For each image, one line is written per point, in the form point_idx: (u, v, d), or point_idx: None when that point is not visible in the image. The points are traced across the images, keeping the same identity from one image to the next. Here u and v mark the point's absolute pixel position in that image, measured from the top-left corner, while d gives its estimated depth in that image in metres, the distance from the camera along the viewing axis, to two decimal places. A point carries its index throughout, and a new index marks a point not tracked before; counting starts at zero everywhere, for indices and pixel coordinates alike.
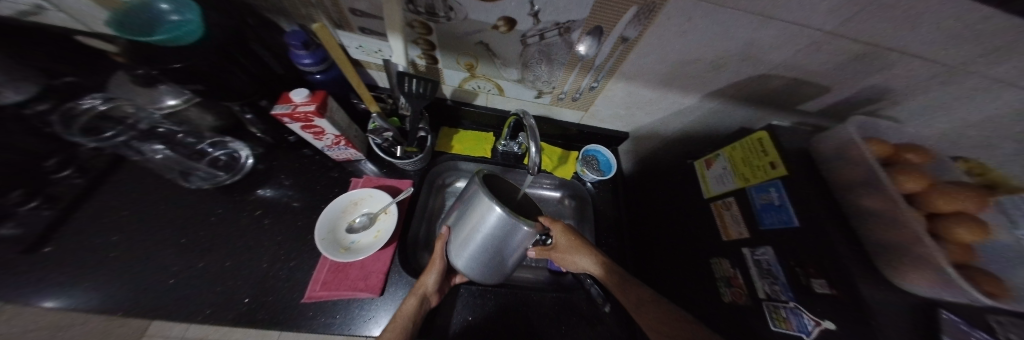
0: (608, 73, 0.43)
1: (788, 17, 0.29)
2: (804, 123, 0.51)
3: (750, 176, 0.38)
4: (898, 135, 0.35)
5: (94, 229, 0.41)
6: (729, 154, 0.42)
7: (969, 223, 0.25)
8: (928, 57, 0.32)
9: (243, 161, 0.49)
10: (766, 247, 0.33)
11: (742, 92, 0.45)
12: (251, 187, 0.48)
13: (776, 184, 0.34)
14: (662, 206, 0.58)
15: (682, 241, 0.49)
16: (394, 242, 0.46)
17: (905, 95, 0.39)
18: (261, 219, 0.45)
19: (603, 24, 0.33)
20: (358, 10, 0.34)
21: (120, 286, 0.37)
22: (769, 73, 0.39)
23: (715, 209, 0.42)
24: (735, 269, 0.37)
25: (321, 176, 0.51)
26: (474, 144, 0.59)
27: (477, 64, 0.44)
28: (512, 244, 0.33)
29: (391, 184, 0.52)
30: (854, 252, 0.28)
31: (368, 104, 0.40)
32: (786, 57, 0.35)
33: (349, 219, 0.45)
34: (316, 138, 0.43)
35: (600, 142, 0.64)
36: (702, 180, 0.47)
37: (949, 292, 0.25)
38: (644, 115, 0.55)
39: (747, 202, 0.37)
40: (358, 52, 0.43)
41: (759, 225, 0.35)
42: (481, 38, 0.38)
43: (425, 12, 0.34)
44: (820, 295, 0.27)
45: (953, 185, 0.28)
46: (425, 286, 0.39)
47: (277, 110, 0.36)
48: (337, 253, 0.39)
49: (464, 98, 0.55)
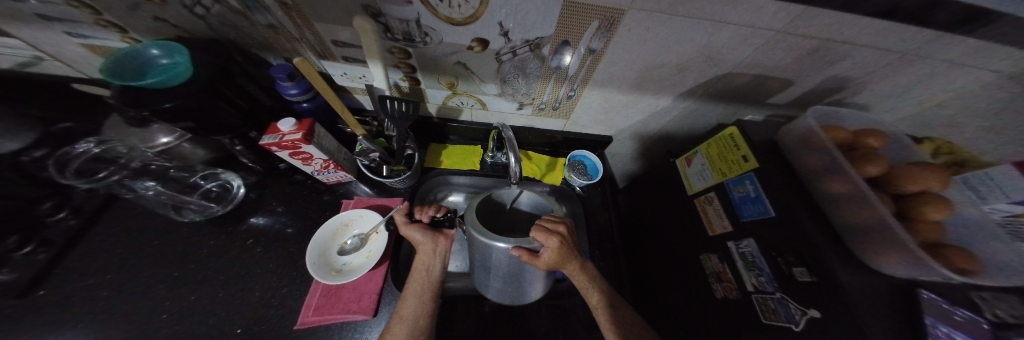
0: (581, 82, 0.45)
1: (736, 20, 0.31)
2: (778, 116, 0.53)
3: (726, 170, 0.39)
4: (860, 121, 0.36)
5: (81, 271, 0.41)
6: (705, 151, 0.44)
7: (932, 201, 0.26)
8: (874, 46, 0.34)
9: (235, 191, 0.50)
10: (749, 239, 0.34)
11: (713, 91, 0.46)
12: (243, 216, 0.49)
13: (750, 177, 0.35)
14: (648, 205, 0.60)
15: (671, 239, 0.50)
16: (387, 261, 0.46)
17: (866, 81, 0.41)
18: (253, 248, 0.45)
19: (569, 37, 0.36)
20: (340, 41, 0.36)
21: (113, 326, 0.36)
22: (732, 71, 0.41)
23: (699, 204, 0.43)
24: (723, 264, 0.37)
25: (312, 201, 0.52)
26: (462, 158, 0.61)
27: (457, 82, 0.46)
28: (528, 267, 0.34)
29: (381, 203, 0.53)
30: (829, 238, 0.29)
31: (353, 128, 0.41)
32: (743, 56, 0.37)
33: (340, 242, 0.45)
34: (305, 164, 0.44)
35: (586, 147, 0.65)
36: (685, 177, 0.48)
37: (923, 271, 0.25)
38: (623, 119, 0.57)
39: (726, 196, 0.38)
40: (343, 79, 0.45)
41: (740, 218, 0.36)
42: (458, 59, 0.40)
43: (403, 39, 0.36)
44: (802, 283, 0.27)
45: (913, 165, 0.29)
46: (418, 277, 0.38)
47: (265, 140, 0.37)
48: (328, 276, 0.39)
49: (450, 114, 0.57)
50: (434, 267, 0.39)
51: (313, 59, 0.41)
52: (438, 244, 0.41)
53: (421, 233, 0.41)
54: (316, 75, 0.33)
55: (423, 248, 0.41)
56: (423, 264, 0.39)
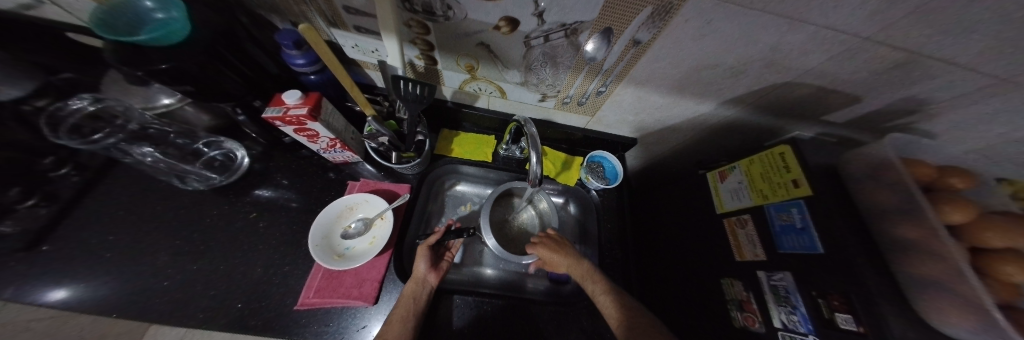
0: (616, 78, 0.40)
1: (820, 21, 0.26)
2: (829, 135, 0.46)
3: (769, 194, 0.35)
4: (938, 155, 0.31)
5: (89, 229, 0.41)
6: (745, 168, 0.40)
7: None
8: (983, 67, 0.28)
9: (239, 161, 0.48)
10: (785, 272, 0.31)
11: (764, 100, 0.41)
12: (247, 188, 0.47)
13: (798, 204, 0.31)
14: (665, 216, 0.57)
15: (688, 257, 0.47)
16: (390, 249, 0.45)
17: None
18: (256, 222, 0.44)
19: (613, 25, 0.31)
20: (352, 8, 0.32)
21: (119, 288, 0.37)
22: (794, 80, 0.36)
23: (728, 225, 0.40)
24: (749, 292, 0.35)
25: (317, 178, 0.50)
26: (474, 147, 0.57)
27: (477, 66, 0.42)
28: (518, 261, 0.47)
29: (388, 188, 0.50)
30: (886, 286, 0.25)
31: (362, 108, 0.38)
32: (814, 64, 0.32)
33: (343, 225, 0.44)
34: (311, 141, 0.42)
35: (606, 147, 0.61)
36: (715, 193, 0.44)
37: None
38: (654, 122, 0.52)
39: (765, 221, 0.35)
40: (354, 52, 0.41)
41: (778, 248, 0.32)
42: (482, 39, 0.36)
43: (422, 11, 0.31)
44: (844, 332, 0.24)
45: (997, 214, 0.24)
46: (405, 297, 0.38)
47: (269, 113, 0.35)
48: (330, 260, 0.38)
49: (466, 100, 0.53)
50: (422, 297, 0.38)
51: (322, 26, 0.37)
52: (431, 278, 0.40)
53: (424, 262, 0.41)
54: (321, 41, 0.28)
55: (416, 279, 0.39)
56: (412, 293, 0.38)
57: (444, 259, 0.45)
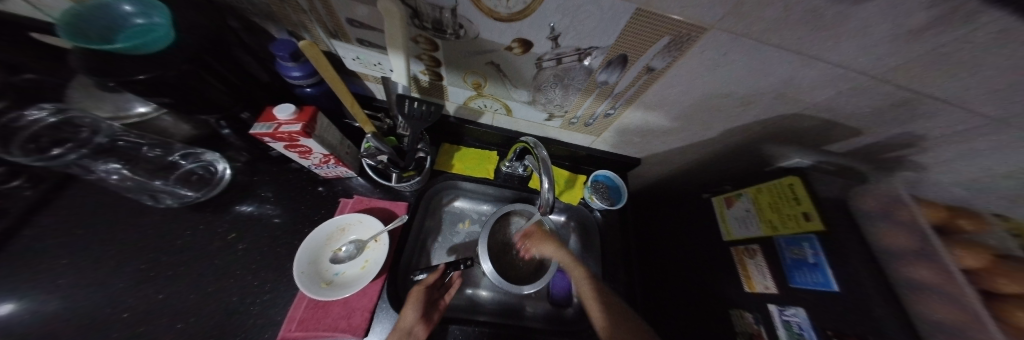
0: (626, 101, 0.40)
1: (835, 60, 0.26)
2: None
3: (778, 225, 0.35)
4: None
5: (39, 251, 0.36)
6: (754, 196, 0.40)
7: None
8: None
9: (221, 174, 0.45)
10: (798, 308, 0.30)
11: (770, 129, 0.41)
12: (227, 204, 0.43)
13: (810, 239, 0.31)
14: (670, 238, 0.57)
15: (698, 283, 0.46)
16: (384, 274, 0.42)
17: None
18: (235, 243, 0.40)
19: (629, 52, 0.30)
20: (356, 21, 0.30)
21: (66, 323, 0.32)
22: (801, 112, 0.36)
23: (736, 254, 0.40)
24: (757, 325, 0.34)
25: (307, 194, 0.46)
26: (476, 163, 0.55)
27: (485, 83, 0.41)
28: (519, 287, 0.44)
29: (383, 206, 0.47)
30: None
31: (361, 124, 0.35)
32: (823, 100, 0.32)
33: (334, 248, 0.40)
34: (302, 157, 0.39)
35: (610, 166, 0.60)
36: (722, 219, 0.44)
37: None
38: (660, 144, 0.52)
39: (775, 253, 0.34)
40: (355, 64, 0.39)
41: (790, 283, 0.32)
42: (491, 58, 0.35)
43: (431, 28, 0.30)
44: None
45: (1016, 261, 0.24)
46: None
47: (258, 129, 0.32)
48: (317, 289, 0.35)
49: (469, 116, 0.51)
50: None
51: (322, 37, 0.35)
52: (418, 331, 0.36)
53: (415, 310, 0.37)
54: (322, 56, 0.26)
55: (402, 329, 0.35)
56: None
57: (438, 307, 0.41)
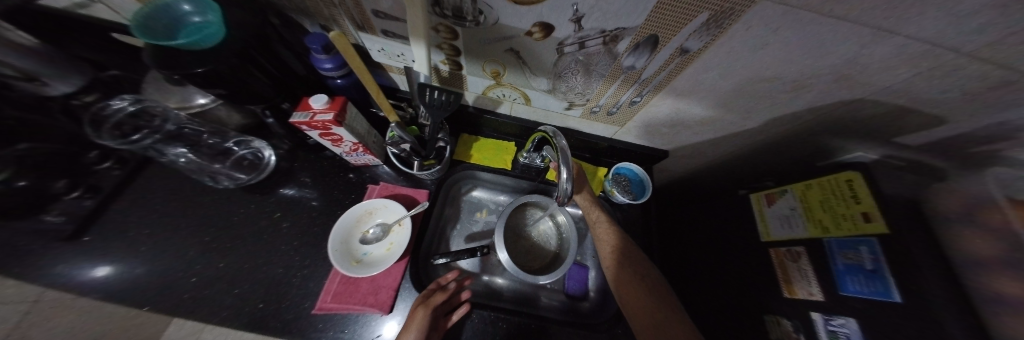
0: (653, 88, 0.37)
1: (918, 32, 0.21)
2: None
3: (830, 225, 0.32)
4: None
5: (131, 221, 0.43)
6: (801, 192, 0.36)
7: None
8: None
9: (266, 159, 0.49)
10: (847, 317, 0.27)
11: (824, 118, 0.36)
12: (272, 187, 0.48)
13: (868, 242, 0.27)
14: (698, 237, 0.53)
15: (729, 285, 0.43)
16: (406, 257, 0.44)
17: None
18: (280, 221, 0.45)
19: (659, 33, 0.28)
20: (381, 12, 0.31)
21: (152, 282, 0.38)
22: (866, 97, 0.31)
23: (776, 256, 0.37)
24: (796, 333, 0.31)
25: (338, 180, 0.50)
26: (493, 154, 0.56)
27: (503, 72, 0.40)
28: (535, 278, 0.45)
29: (406, 193, 0.50)
30: None
31: (386, 114, 0.37)
32: (897, 82, 0.27)
33: (362, 230, 0.43)
34: (334, 145, 0.42)
35: (632, 158, 0.58)
36: (760, 218, 0.41)
37: None
38: (690, 135, 0.48)
39: (823, 257, 0.31)
40: (380, 55, 0.40)
41: (839, 290, 0.28)
42: (511, 45, 0.34)
43: (452, 16, 0.30)
44: None
45: None
46: None
47: (296, 118, 0.35)
48: (349, 266, 0.38)
49: (488, 106, 0.51)
50: None
51: (350, 30, 0.36)
52: None
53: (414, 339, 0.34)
54: (351, 49, 0.27)
55: None
56: None
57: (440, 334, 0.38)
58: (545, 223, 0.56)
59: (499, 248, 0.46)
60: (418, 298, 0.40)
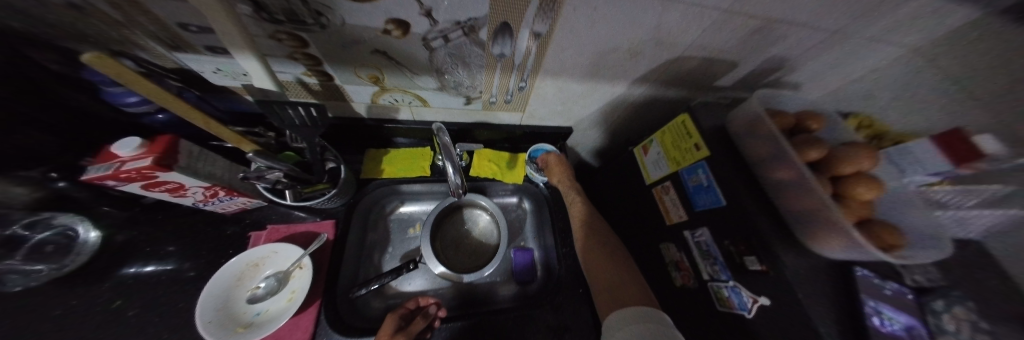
0: (531, 72, 0.40)
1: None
2: (724, 97, 0.53)
3: (680, 159, 0.39)
4: (797, 102, 0.36)
5: None
6: (661, 139, 0.43)
7: (865, 181, 0.26)
8: (810, 25, 0.33)
9: (81, 238, 0.36)
10: (703, 229, 0.34)
11: (665, 76, 0.44)
12: (106, 269, 0.36)
13: (702, 166, 0.34)
14: (613, 196, 0.61)
15: (639, 228, 0.50)
16: (317, 300, 0.39)
17: (803, 60, 0.41)
18: (123, 312, 0.34)
19: (509, 19, 0.30)
20: (190, 25, 0.25)
21: None
22: (682, 54, 0.38)
23: (657, 194, 0.44)
24: (681, 253, 0.39)
25: (212, 237, 0.41)
26: (409, 163, 0.53)
27: (383, 76, 0.38)
28: (478, 274, 0.44)
29: (305, 229, 0.44)
30: (773, 221, 0.30)
31: (237, 144, 0.31)
32: (694, 39, 0.35)
33: (250, 287, 0.36)
34: (177, 195, 0.34)
35: (547, 140, 0.62)
36: (642, 166, 0.48)
37: (859, 254, 0.26)
38: (582, 109, 0.54)
39: (680, 185, 0.38)
40: (219, 77, 0.34)
41: (694, 208, 0.36)
42: (375, 46, 0.32)
43: (286, 21, 0.26)
44: (753, 272, 0.28)
45: (843, 145, 0.29)
46: None
47: (93, 174, 0.27)
48: (230, 335, 0.31)
49: (386, 114, 0.48)
50: None
51: (162, 52, 0.29)
52: None
53: None
54: (132, 71, 0.21)
55: None
56: None
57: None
58: (479, 219, 0.55)
59: (430, 259, 0.44)
60: (390, 327, 0.37)
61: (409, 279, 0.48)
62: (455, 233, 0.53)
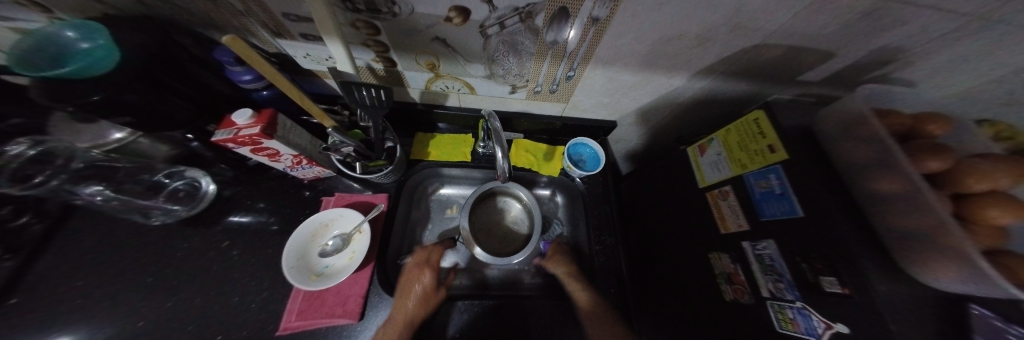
0: (581, 61, 0.39)
1: None
2: (807, 94, 0.46)
3: (747, 162, 0.35)
4: (916, 102, 0.30)
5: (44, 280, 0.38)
6: (723, 138, 0.40)
7: (1012, 203, 0.21)
8: (952, 5, 0.26)
9: (203, 188, 0.45)
10: (769, 241, 0.31)
11: (735, 67, 0.39)
12: (219, 215, 0.46)
13: (775, 169, 0.31)
14: (655, 198, 0.57)
15: (683, 234, 0.47)
16: (372, 262, 0.44)
17: (930, 50, 0.33)
18: (232, 250, 0.43)
19: (567, 4, 0.29)
20: (292, 14, 0.29)
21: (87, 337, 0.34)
22: (762, 42, 0.34)
23: (711, 198, 0.40)
24: (735, 265, 0.35)
25: (293, 198, 0.49)
26: (452, 148, 0.56)
27: (438, 63, 0.40)
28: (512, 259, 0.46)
29: (363, 199, 0.50)
30: (865, 239, 0.25)
31: (319, 119, 0.36)
32: (781, 24, 0.30)
33: (320, 243, 0.42)
34: (273, 160, 0.40)
35: (587, 133, 0.60)
36: (696, 167, 0.44)
37: (986, 289, 0.22)
38: (630, 102, 0.51)
39: (744, 190, 0.35)
40: (308, 61, 0.39)
41: (759, 217, 0.32)
42: (436, 33, 0.34)
43: (366, 10, 0.29)
44: (830, 294, 0.24)
45: (985, 157, 0.23)
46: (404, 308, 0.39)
47: (219, 136, 0.33)
48: (307, 280, 0.37)
49: (436, 100, 0.52)
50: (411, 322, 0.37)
51: (268, 38, 0.34)
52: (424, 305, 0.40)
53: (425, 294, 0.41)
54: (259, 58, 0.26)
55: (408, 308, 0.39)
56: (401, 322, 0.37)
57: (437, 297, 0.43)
58: (512, 207, 0.57)
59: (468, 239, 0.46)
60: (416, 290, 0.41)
61: (448, 253, 0.52)
62: (489, 218, 0.56)
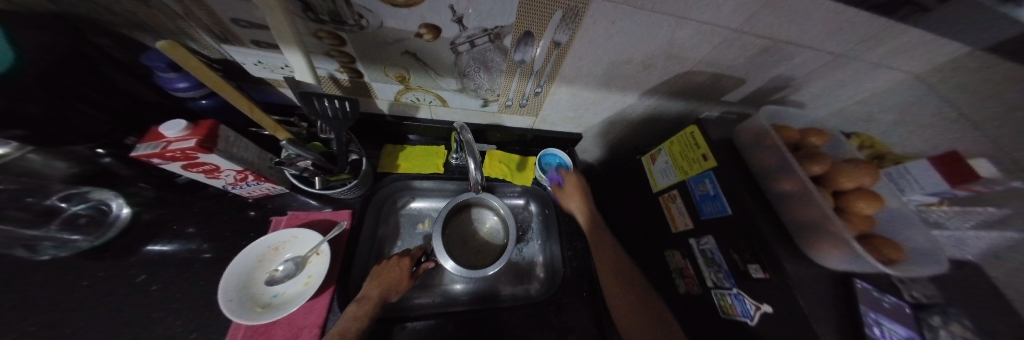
0: (548, 78, 0.42)
1: (698, 17, 0.29)
2: (731, 112, 0.55)
3: (687, 168, 0.40)
4: (802, 119, 0.38)
5: None
6: (669, 148, 0.45)
7: (866, 196, 0.28)
8: (816, 48, 0.35)
9: (115, 213, 0.38)
10: (709, 237, 0.35)
11: (675, 88, 0.46)
12: (132, 244, 0.38)
13: (709, 175, 0.36)
14: (620, 203, 0.62)
15: (645, 235, 0.51)
16: (331, 286, 0.40)
17: (808, 80, 0.43)
18: (147, 286, 0.35)
19: (532, 28, 0.32)
20: (242, 20, 0.27)
21: None
22: (693, 69, 0.40)
23: (664, 201, 0.45)
24: (686, 260, 0.40)
25: (234, 220, 0.43)
26: (423, 160, 0.55)
27: (409, 75, 0.40)
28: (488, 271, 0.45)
29: (323, 217, 0.46)
30: (777, 231, 0.31)
31: (273, 132, 0.33)
32: (705, 55, 0.37)
33: (269, 270, 0.38)
34: (210, 177, 0.36)
35: (557, 144, 0.64)
36: (650, 174, 0.49)
37: (858, 265, 0.27)
38: (592, 116, 0.56)
39: (687, 193, 0.40)
40: (259, 69, 0.36)
41: (700, 216, 0.37)
42: (406, 47, 0.34)
43: (330, 21, 0.28)
44: (757, 280, 0.29)
45: (846, 162, 0.30)
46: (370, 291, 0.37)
47: (140, 151, 0.28)
48: (251, 314, 0.32)
49: (406, 112, 0.51)
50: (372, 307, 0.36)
51: (211, 43, 0.31)
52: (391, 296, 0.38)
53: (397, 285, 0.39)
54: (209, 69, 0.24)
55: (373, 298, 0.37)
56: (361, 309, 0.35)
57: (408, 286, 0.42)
58: (487, 218, 0.57)
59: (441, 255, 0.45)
60: (379, 294, 0.37)
61: None
62: (463, 230, 0.55)
